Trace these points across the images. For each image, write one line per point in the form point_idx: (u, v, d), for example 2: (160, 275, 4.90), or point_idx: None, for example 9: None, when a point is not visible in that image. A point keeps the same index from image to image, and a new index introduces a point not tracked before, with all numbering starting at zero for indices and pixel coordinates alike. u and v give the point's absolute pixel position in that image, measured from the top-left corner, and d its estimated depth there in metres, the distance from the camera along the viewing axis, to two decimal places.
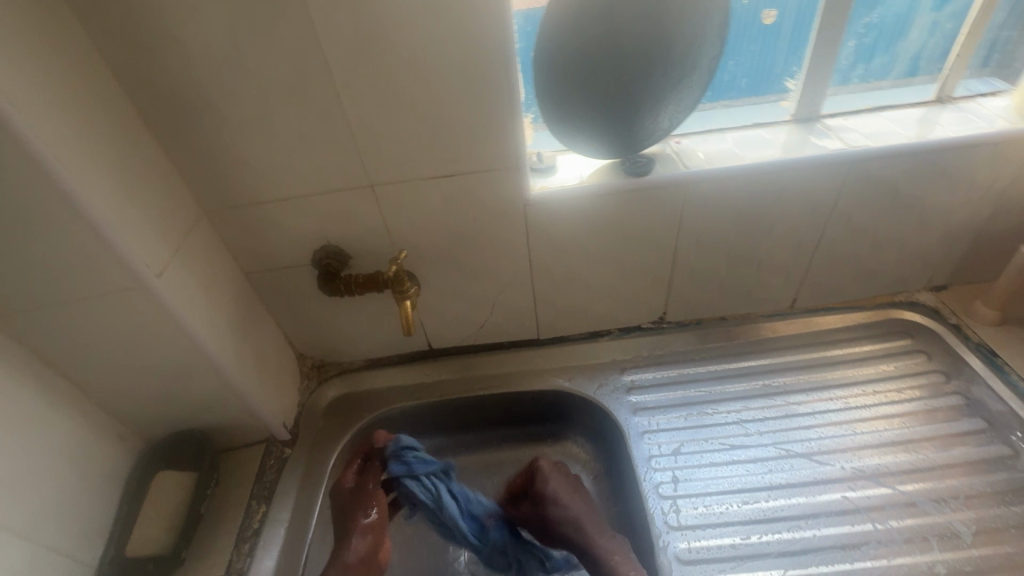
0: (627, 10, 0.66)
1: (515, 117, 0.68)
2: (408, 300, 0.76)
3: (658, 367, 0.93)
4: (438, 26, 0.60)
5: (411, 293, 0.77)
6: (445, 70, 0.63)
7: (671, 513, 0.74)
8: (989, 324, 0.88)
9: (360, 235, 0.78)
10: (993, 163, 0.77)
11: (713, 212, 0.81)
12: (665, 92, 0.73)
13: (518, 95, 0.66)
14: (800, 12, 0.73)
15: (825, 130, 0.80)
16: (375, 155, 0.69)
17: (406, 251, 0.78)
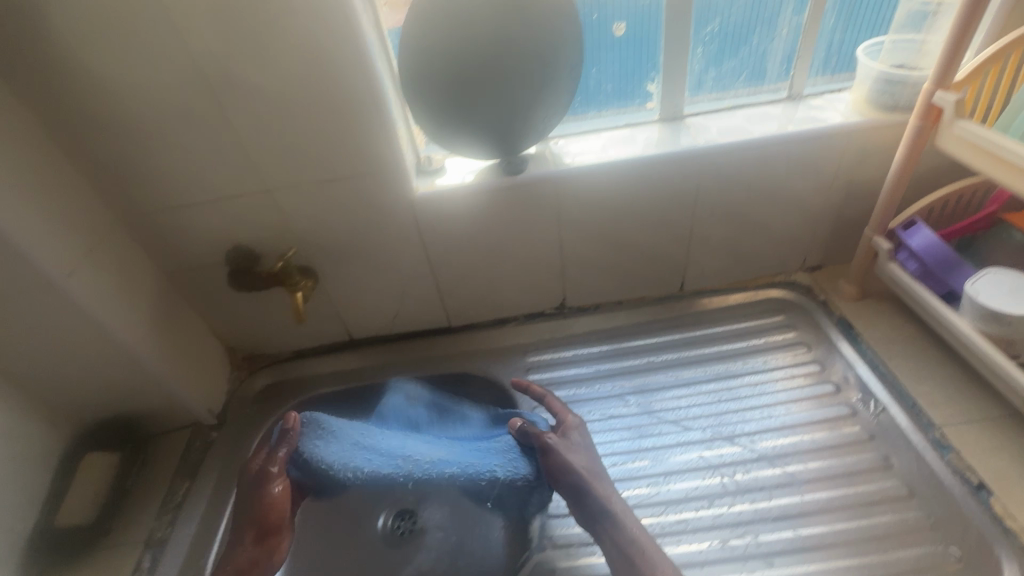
0: (480, 25, 0.72)
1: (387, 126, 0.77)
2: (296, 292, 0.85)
3: (557, 348, 1.02)
4: (306, 47, 0.69)
5: (300, 286, 0.86)
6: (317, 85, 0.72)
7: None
8: (851, 299, 0.96)
9: (266, 235, 0.86)
10: (833, 153, 0.85)
11: (588, 205, 0.89)
12: (531, 98, 0.79)
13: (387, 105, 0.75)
14: (645, 24, 0.82)
15: (686, 128, 0.88)
16: (270, 164, 0.78)
17: (293, 249, 0.86)
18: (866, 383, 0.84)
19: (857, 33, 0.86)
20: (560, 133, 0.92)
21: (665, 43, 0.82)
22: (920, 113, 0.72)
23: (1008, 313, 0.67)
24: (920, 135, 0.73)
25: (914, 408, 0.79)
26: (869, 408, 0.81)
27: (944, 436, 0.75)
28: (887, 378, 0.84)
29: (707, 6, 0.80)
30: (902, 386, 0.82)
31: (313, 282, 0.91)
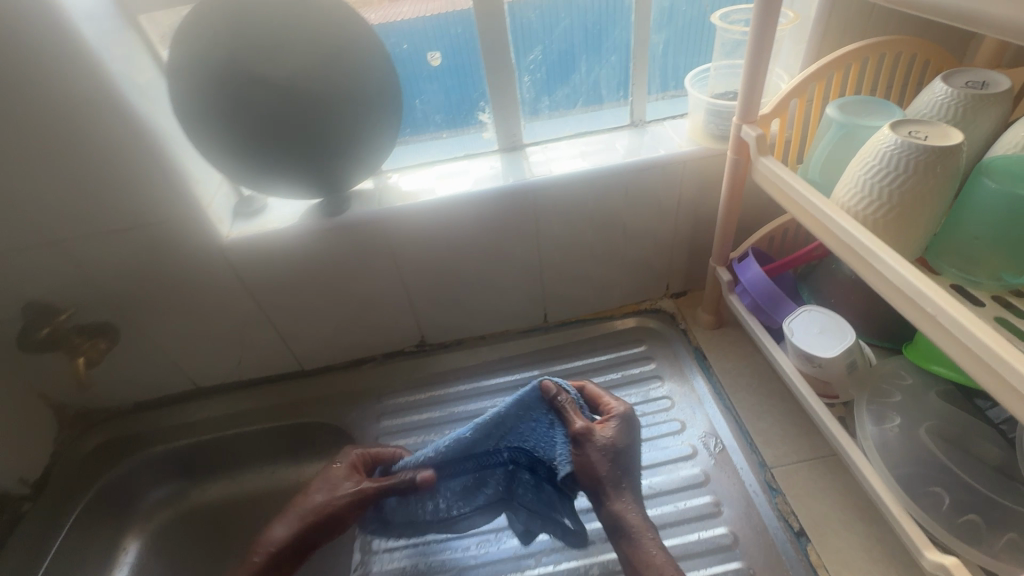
0: (269, 57, 0.66)
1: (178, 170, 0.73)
2: (83, 361, 0.83)
3: (414, 390, 0.96)
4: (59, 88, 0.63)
5: (88, 352, 0.83)
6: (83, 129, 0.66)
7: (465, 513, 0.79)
8: (708, 328, 0.93)
9: (64, 288, 0.79)
10: (671, 183, 0.83)
11: (423, 242, 0.84)
12: (342, 137, 0.73)
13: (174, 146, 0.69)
14: (461, 53, 0.79)
15: (523, 158, 0.84)
16: (47, 214, 0.71)
17: (73, 309, 0.81)
18: (709, 421, 0.82)
19: (689, 57, 0.84)
20: (396, 167, 0.87)
21: (486, 73, 0.79)
22: (733, 148, 0.69)
23: (815, 355, 0.65)
24: (737, 170, 0.71)
25: (751, 447, 0.77)
26: (708, 448, 0.79)
27: (774, 477, 0.73)
28: (730, 414, 0.82)
29: (526, 32, 0.78)
30: (742, 423, 0.80)
31: (110, 338, 0.85)
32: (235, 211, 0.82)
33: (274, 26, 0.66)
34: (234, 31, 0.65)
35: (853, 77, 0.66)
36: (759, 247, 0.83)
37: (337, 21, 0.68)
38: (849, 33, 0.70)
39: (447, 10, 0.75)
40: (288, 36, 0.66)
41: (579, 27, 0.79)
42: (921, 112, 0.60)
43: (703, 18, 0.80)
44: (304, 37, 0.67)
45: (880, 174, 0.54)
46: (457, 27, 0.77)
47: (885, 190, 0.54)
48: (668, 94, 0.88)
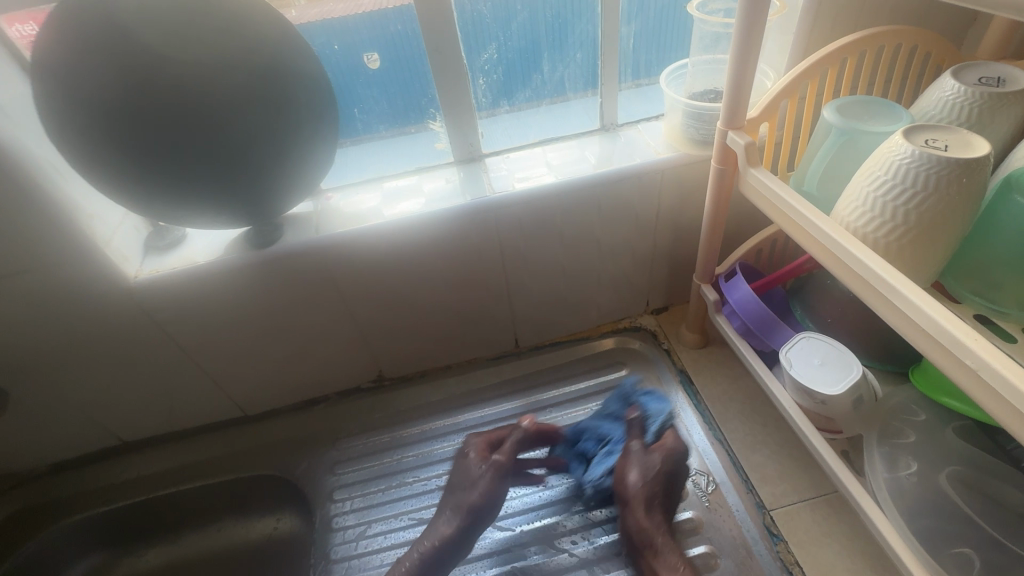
0: (157, 67, 0.53)
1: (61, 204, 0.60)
2: None
3: (373, 432, 0.86)
4: None
5: None
6: None
7: (484, 538, 0.72)
8: (693, 348, 0.86)
9: None
10: (648, 194, 0.74)
11: (372, 271, 0.74)
12: (265, 159, 0.61)
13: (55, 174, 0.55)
14: (403, 53, 0.68)
15: (481, 172, 0.75)
16: None
17: None
18: (700, 455, 0.74)
19: (662, 52, 0.76)
20: (337, 185, 0.76)
21: (434, 77, 0.69)
22: (718, 156, 0.60)
23: (816, 391, 0.57)
24: (723, 180, 0.62)
25: (747, 486, 0.69)
26: (700, 486, 0.71)
27: (773, 521, 0.66)
28: (722, 446, 0.74)
29: (478, 27, 0.68)
30: (735, 458, 0.72)
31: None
32: (146, 245, 0.70)
33: (159, 29, 0.52)
34: (107, 37, 0.51)
35: (848, 73, 0.59)
36: (745, 260, 0.75)
37: (243, 21, 0.56)
38: (839, 24, 0.63)
39: (383, 9, 0.65)
40: (179, 42, 0.53)
41: (539, 21, 0.69)
42: (928, 112, 0.53)
43: (677, 7, 0.71)
44: (201, 42, 0.54)
45: (892, 191, 0.47)
46: (396, 26, 0.66)
47: (899, 209, 0.47)
48: (643, 81, 0.78)
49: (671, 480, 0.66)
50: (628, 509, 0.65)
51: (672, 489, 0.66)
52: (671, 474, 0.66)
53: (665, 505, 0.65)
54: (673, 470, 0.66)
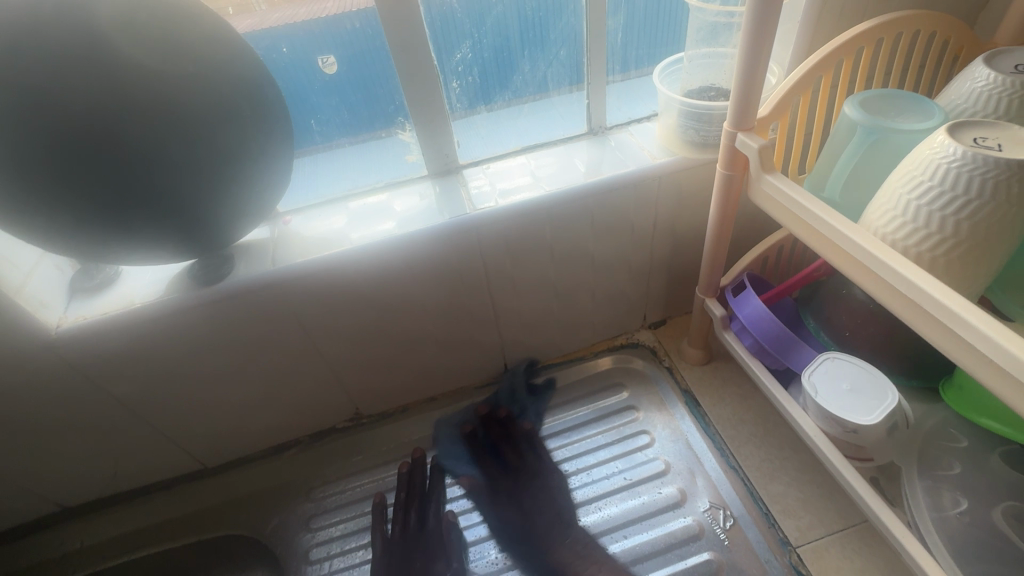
0: (59, 84, 0.43)
1: None
2: None
3: (351, 478, 0.77)
4: None
5: None
6: None
7: None
8: (697, 365, 0.80)
9: None
10: (645, 203, 0.67)
11: (341, 304, 0.65)
12: (207, 183, 0.52)
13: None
14: (363, 55, 0.60)
15: (459, 185, 0.67)
16: None
17: None
18: (714, 487, 0.68)
19: (652, 46, 0.69)
20: (296, 206, 0.68)
21: (401, 82, 0.61)
22: (725, 160, 0.54)
23: (848, 420, 0.52)
24: (730, 186, 0.56)
25: (768, 520, 0.64)
26: (717, 523, 0.65)
27: (801, 559, 0.60)
28: (737, 475, 0.68)
29: (448, 24, 0.60)
30: (752, 488, 0.66)
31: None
32: (72, 287, 0.60)
33: (59, 37, 0.43)
34: None
35: (864, 64, 0.53)
36: (752, 271, 0.69)
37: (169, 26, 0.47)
38: (848, 12, 0.57)
39: (346, 10, 0.57)
40: (87, 53, 0.43)
41: (517, 14, 0.62)
42: (956, 104, 0.48)
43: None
44: (114, 52, 0.44)
45: (938, 198, 0.41)
46: (355, 24, 0.57)
47: (947, 219, 0.41)
48: (633, 73, 0.71)
49: (507, 488, 0.71)
50: (490, 518, 0.69)
51: (534, 500, 0.69)
52: (501, 480, 0.72)
53: (521, 517, 0.68)
54: (501, 476, 0.72)
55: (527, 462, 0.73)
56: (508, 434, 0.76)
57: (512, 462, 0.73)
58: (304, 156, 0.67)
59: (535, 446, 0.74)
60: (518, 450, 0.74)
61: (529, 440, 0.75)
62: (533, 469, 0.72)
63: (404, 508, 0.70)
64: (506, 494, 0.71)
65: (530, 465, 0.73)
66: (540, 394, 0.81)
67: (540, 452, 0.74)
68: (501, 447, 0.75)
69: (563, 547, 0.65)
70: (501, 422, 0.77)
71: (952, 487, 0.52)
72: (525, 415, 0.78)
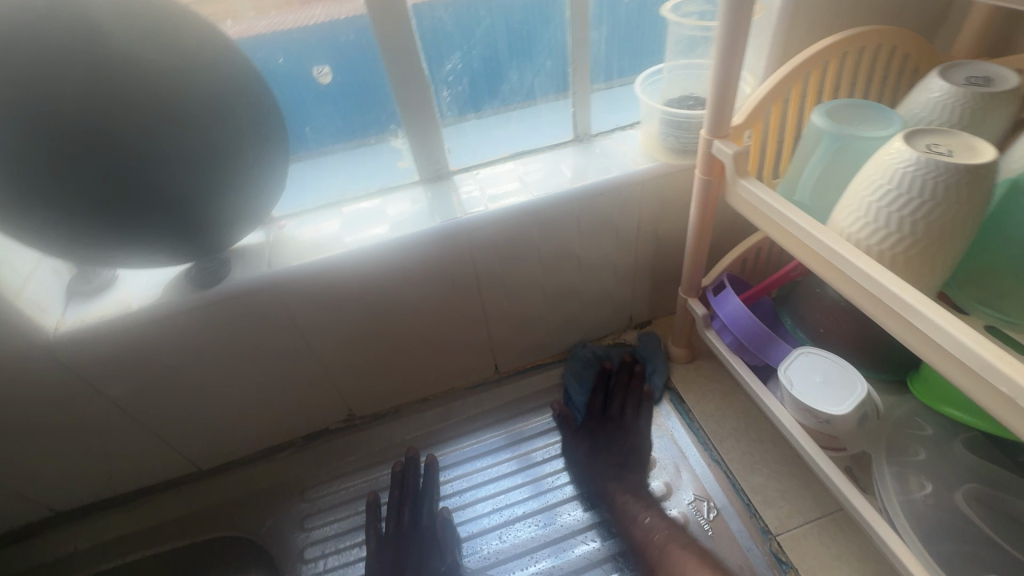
0: (61, 93, 0.44)
1: None
2: None
3: (345, 478, 0.78)
4: None
5: None
6: None
7: None
8: (681, 363, 0.82)
9: None
10: (629, 207, 0.70)
11: (336, 306, 0.67)
12: (206, 187, 0.54)
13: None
14: (357, 66, 0.62)
15: (450, 190, 0.69)
16: None
17: None
18: (698, 480, 0.71)
19: (635, 57, 0.72)
20: (291, 211, 0.69)
21: (394, 91, 0.63)
22: (703, 166, 0.57)
23: (821, 411, 0.55)
24: (709, 191, 0.59)
25: (749, 510, 0.66)
26: (701, 515, 0.67)
27: (781, 546, 0.63)
28: (720, 468, 0.71)
29: (440, 36, 0.62)
30: (735, 481, 0.69)
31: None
32: (69, 291, 0.61)
33: (63, 46, 0.44)
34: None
35: (831, 76, 0.56)
36: (731, 271, 0.72)
37: (170, 34, 0.48)
38: (816, 26, 0.60)
39: (335, 19, 0.59)
40: (91, 63, 0.45)
41: (504, 27, 0.64)
42: (915, 113, 0.51)
43: (650, 10, 0.68)
44: (116, 60, 0.46)
45: (896, 200, 0.44)
46: (349, 35, 0.60)
47: (904, 219, 0.44)
48: (615, 82, 0.74)
49: (612, 434, 0.74)
50: (577, 473, 0.73)
51: (613, 450, 0.72)
52: (602, 429, 0.75)
53: (615, 468, 0.70)
54: (605, 424, 0.75)
55: (629, 417, 0.75)
56: (632, 389, 0.77)
57: (616, 415, 0.76)
58: (298, 162, 0.68)
59: (642, 403, 0.76)
60: (637, 404, 0.76)
61: (640, 395, 0.77)
62: (631, 427, 0.74)
63: (398, 506, 0.72)
64: (595, 446, 0.73)
65: (629, 422, 0.75)
66: (656, 357, 0.82)
67: (639, 409, 0.76)
68: (613, 397, 0.78)
69: (636, 501, 0.67)
70: (632, 373, 0.79)
71: (918, 472, 0.55)
72: (649, 377, 0.80)
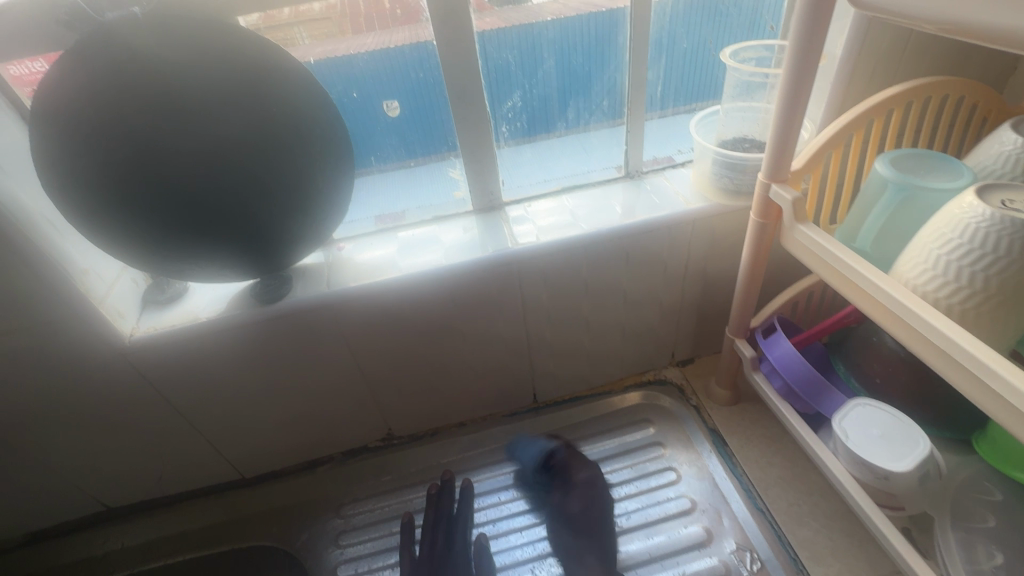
0: (161, 123, 0.49)
1: (65, 268, 0.56)
2: None
3: (380, 497, 0.79)
4: None
5: None
6: None
7: None
8: (724, 404, 0.81)
9: None
10: (678, 245, 0.71)
11: (387, 327, 0.69)
12: (278, 208, 0.57)
13: (77, 226, 0.54)
14: (422, 100, 0.66)
15: (501, 220, 0.71)
16: None
17: None
18: (741, 528, 0.68)
19: (690, 98, 0.73)
20: (350, 234, 0.73)
21: (456, 124, 0.66)
22: (759, 210, 0.57)
23: (878, 467, 0.53)
24: (763, 234, 0.59)
25: (796, 565, 0.64)
26: (744, 565, 0.65)
27: None
28: (765, 517, 0.69)
29: (503, 75, 0.65)
30: (781, 533, 0.67)
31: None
32: (145, 299, 0.66)
33: (166, 79, 0.48)
34: (110, 87, 0.47)
35: (894, 124, 0.56)
36: (781, 314, 0.70)
37: (262, 72, 0.52)
38: (881, 73, 0.60)
39: (387, 47, 0.61)
40: (185, 95, 0.49)
41: (565, 68, 0.67)
42: (985, 165, 0.50)
43: (707, 53, 0.69)
44: (211, 89, 0.50)
45: (968, 253, 0.43)
46: (420, 73, 0.63)
47: (976, 274, 0.43)
48: (668, 111, 0.74)
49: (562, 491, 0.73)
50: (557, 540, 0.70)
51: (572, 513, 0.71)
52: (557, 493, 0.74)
53: (575, 527, 0.70)
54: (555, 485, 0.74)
55: (576, 471, 0.74)
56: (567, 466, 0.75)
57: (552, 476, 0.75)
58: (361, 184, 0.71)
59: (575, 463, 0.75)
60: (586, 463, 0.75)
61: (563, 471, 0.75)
62: (585, 475, 0.74)
63: (432, 528, 0.72)
64: (563, 499, 0.73)
65: (574, 470, 0.74)
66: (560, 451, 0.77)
67: (582, 463, 0.75)
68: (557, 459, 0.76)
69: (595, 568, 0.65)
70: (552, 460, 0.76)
71: (986, 540, 0.52)
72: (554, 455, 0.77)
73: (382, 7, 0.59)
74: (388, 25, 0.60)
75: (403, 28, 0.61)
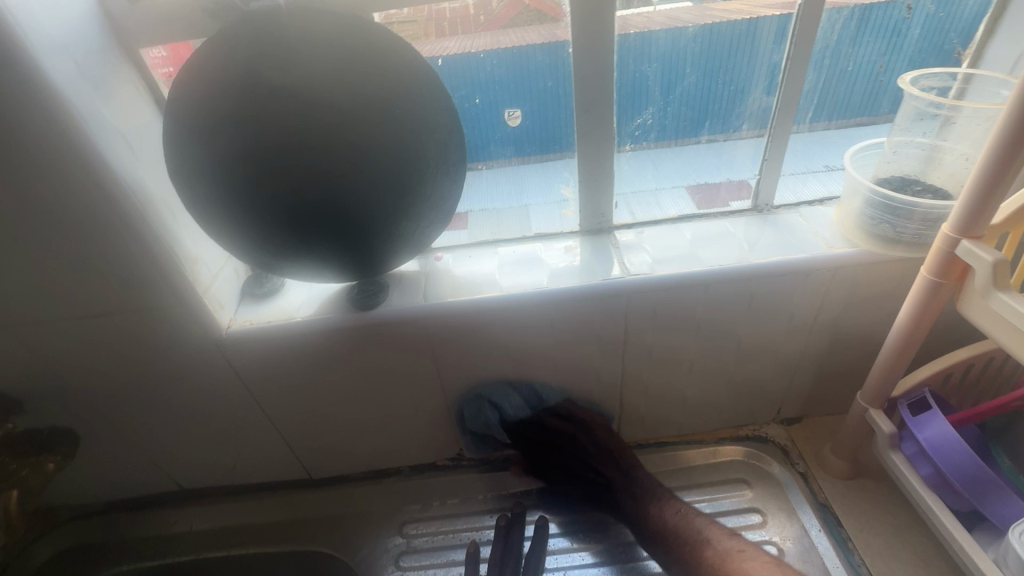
0: (287, 119, 0.47)
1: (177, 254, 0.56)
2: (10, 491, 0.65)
3: (445, 521, 0.75)
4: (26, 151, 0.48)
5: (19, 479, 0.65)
6: (55, 198, 0.50)
7: None
8: (839, 477, 0.70)
9: (33, 379, 0.63)
10: (812, 293, 0.62)
11: (477, 346, 0.65)
12: (389, 212, 0.54)
13: (196, 214, 0.54)
14: (547, 110, 0.61)
15: (611, 245, 0.66)
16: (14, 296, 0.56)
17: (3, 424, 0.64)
18: None
19: (841, 128, 0.65)
20: (448, 245, 0.69)
21: (579, 138, 0.61)
22: (936, 268, 0.48)
23: None
24: (937, 295, 0.49)
25: None
26: None
27: None
28: None
29: (637, 89, 0.60)
30: None
31: (63, 454, 0.67)
32: (243, 291, 0.65)
33: (298, 72, 0.46)
34: (246, 78, 0.46)
35: None
36: (931, 386, 0.60)
37: (392, 71, 0.50)
38: None
39: (519, 53, 0.57)
40: (315, 90, 0.47)
41: (706, 85, 0.60)
42: None
43: (873, 78, 0.60)
44: (343, 87, 0.47)
45: None
46: (548, 82, 0.59)
47: None
48: (819, 126, 0.64)
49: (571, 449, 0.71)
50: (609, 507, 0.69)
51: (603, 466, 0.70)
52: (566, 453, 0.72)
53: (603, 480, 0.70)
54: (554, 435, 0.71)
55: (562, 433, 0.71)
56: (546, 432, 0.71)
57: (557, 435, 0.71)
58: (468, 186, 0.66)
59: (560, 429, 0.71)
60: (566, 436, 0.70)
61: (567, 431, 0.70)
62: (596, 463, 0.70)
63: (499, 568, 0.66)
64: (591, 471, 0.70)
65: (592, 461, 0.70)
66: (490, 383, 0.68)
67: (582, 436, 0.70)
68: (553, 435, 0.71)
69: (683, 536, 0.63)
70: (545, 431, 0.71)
71: None
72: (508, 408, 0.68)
73: (469, 11, 0.55)
74: (471, 30, 0.57)
75: (485, 35, 0.57)
